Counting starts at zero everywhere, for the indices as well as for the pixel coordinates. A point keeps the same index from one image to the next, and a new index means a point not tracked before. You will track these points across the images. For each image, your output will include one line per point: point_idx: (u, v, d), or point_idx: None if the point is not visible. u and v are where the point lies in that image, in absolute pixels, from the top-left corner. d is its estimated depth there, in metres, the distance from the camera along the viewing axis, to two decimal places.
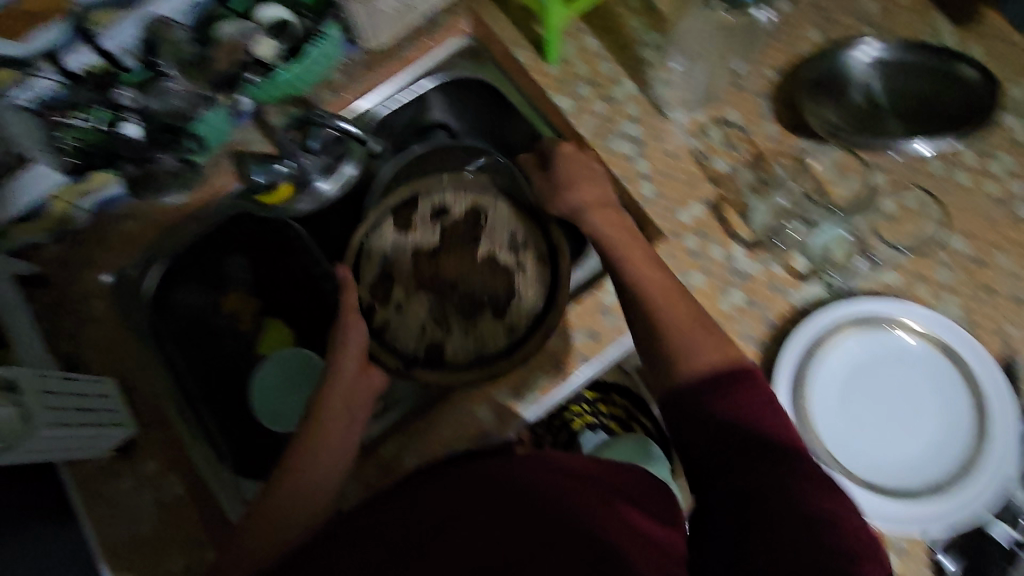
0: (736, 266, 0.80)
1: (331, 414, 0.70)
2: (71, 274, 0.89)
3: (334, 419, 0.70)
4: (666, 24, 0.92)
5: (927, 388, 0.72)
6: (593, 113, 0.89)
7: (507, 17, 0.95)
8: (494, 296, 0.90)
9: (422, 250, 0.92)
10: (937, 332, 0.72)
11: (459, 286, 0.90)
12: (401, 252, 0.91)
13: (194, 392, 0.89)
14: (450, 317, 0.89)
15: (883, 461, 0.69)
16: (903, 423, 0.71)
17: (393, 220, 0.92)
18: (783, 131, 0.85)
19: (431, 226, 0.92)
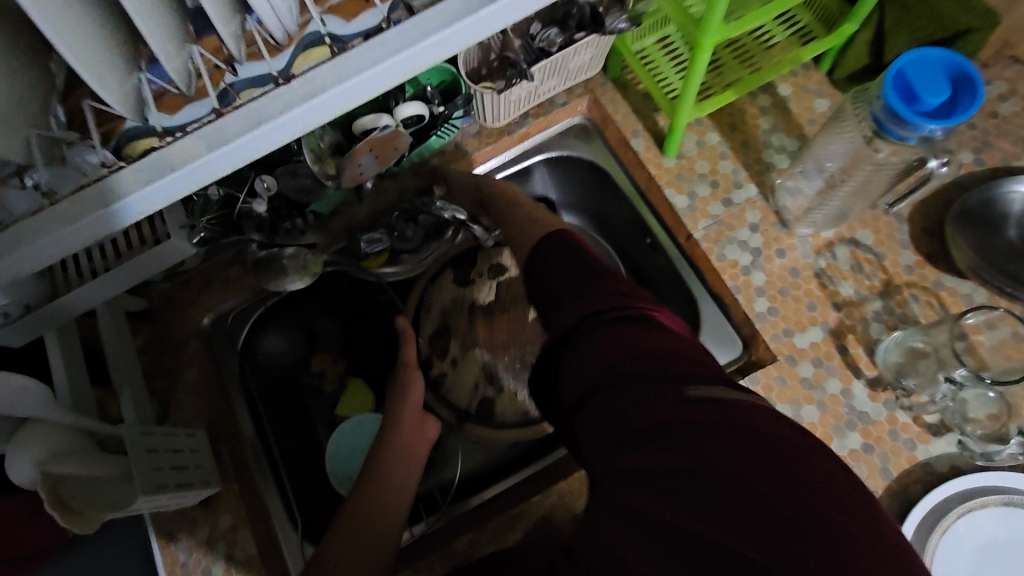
0: (855, 405, 0.74)
1: (390, 461, 0.72)
2: (174, 313, 0.89)
3: (392, 457, 0.73)
4: (798, 128, 0.87)
5: None
6: (711, 215, 0.85)
7: (629, 103, 0.92)
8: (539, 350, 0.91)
9: (475, 304, 0.93)
10: None
11: (508, 345, 0.91)
12: (461, 299, 0.93)
13: (269, 439, 0.89)
14: (500, 373, 0.90)
15: None
16: None
17: (452, 272, 0.94)
18: (920, 261, 0.78)
19: (488, 282, 0.93)
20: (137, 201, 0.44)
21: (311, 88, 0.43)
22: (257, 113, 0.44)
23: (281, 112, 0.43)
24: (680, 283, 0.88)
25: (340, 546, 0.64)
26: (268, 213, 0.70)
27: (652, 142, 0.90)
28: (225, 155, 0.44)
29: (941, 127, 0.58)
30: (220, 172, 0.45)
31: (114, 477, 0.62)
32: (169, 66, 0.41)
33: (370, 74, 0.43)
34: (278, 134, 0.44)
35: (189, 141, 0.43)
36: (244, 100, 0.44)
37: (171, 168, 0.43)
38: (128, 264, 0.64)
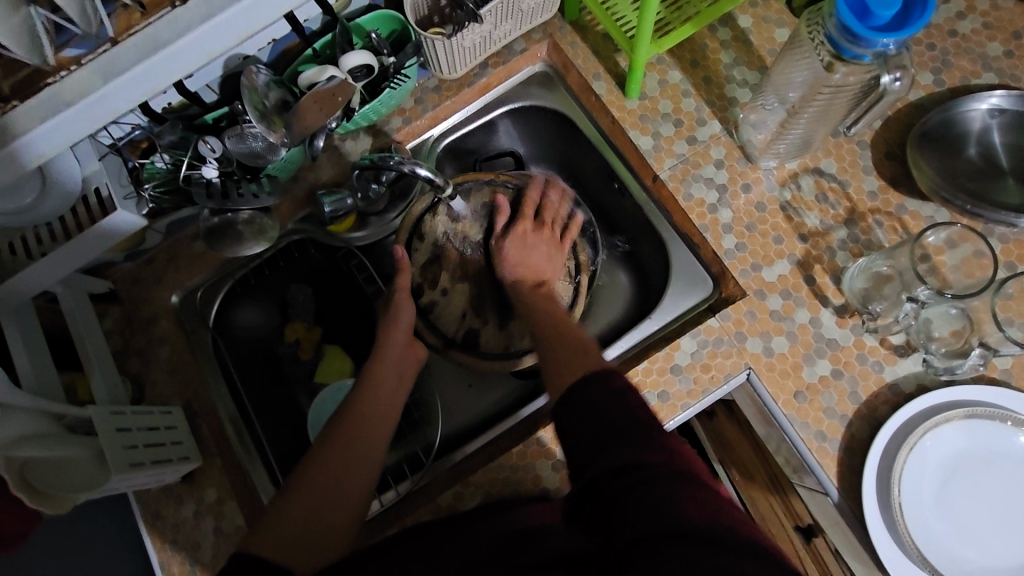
0: (824, 333, 0.75)
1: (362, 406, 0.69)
2: (139, 292, 0.87)
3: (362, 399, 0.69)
4: (759, 59, 0.86)
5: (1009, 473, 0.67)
6: (676, 154, 0.84)
7: (588, 45, 0.90)
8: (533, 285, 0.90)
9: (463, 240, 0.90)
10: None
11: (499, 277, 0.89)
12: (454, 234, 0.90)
13: (247, 407, 0.88)
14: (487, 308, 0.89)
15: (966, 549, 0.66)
16: (994, 517, 0.66)
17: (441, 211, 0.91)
18: (884, 186, 0.79)
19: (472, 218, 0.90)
20: (37, 139, 0.48)
21: (208, 9, 0.50)
22: (153, 39, 0.49)
23: (175, 39, 0.49)
24: (649, 228, 0.88)
25: (324, 474, 0.63)
26: (219, 179, 0.68)
27: (614, 84, 0.88)
28: (122, 89, 0.49)
29: (895, 41, 0.57)
30: (118, 108, 0.51)
31: (84, 457, 0.62)
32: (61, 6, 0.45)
33: None
34: (172, 64, 0.50)
35: (85, 74, 0.49)
36: (140, 27, 0.50)
37: (70, 103, 0.48)
38: (77, 240, 0.62)
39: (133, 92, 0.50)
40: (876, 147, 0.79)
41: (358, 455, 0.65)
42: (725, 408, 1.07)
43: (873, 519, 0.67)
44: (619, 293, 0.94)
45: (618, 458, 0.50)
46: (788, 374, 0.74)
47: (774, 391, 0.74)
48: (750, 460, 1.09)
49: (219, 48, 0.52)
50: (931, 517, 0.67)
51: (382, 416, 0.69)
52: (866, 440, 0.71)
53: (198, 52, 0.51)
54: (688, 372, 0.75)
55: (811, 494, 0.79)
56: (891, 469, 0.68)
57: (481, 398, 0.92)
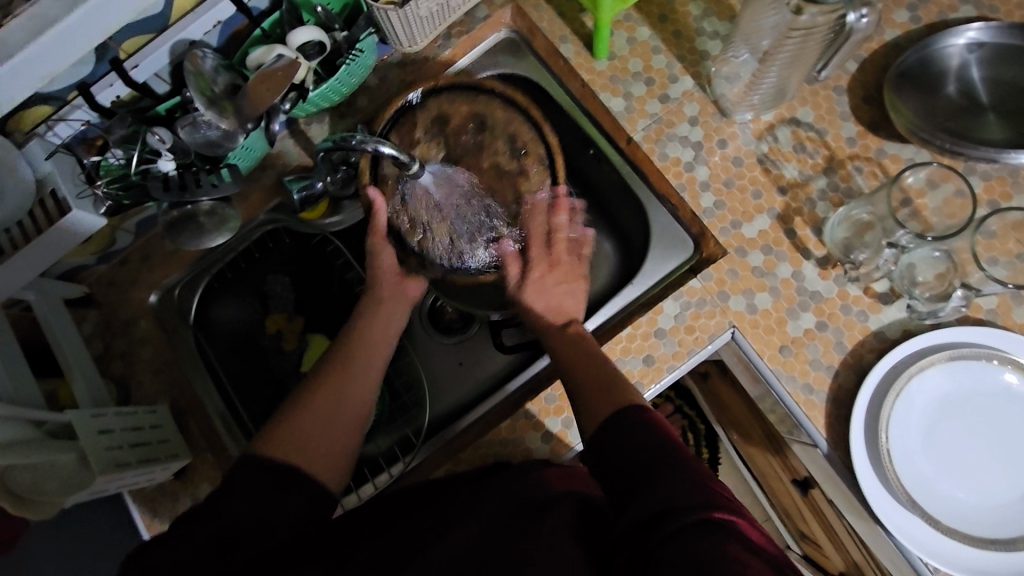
0: (807, 286, 0.74)
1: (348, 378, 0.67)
2: (115, 294, 0.85)
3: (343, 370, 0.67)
4: (729, 8, 0.83)
5: (995, 413, 0.67)
6: (649, 114, 0.81)
7: (552, 7, 0.87)
8: (503, 199, 0.80)
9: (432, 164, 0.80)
10: (1015, 353, 0.67)
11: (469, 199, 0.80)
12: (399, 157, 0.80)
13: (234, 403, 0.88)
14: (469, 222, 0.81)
15: (948, 492, 0.66)
16: (979, 458, 0.66)
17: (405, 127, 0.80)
18: (863, 131, 0.76)
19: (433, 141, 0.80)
20: None
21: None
22: (38, 17, 0.49)
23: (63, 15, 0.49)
24: (627, 192, 0.86)
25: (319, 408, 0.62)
26: (176, 172, 0.66)
27: (582, 46, 0.85)
28: (15, 74, 0.49)
29: None
30: (14, 97, 0.51)
31: (65, 460, 0.61)
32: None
33: None
34: (66, 43, 0.50)
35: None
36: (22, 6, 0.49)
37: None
38: (38, 244, 0.61)
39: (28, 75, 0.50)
40: (852, 91, 0.77)
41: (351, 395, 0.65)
42: (718, 369, 1.06)
43: (862, 466, 0.67)
44: (603, 261, 0.93)
45: (653, 502, 0.48)
46: (772, 329, 0.73)
47: (759, 347, 0.73)
48: (745, 419, 1.09)
49: (112, 26, 0.52)
50: (919, 456, 0.66)
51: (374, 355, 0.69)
52: (854, 389, 0.70)
53: (91, 28, 0.51)
54: (672, 335, 0.74)
55: (803, 448, 0.79)
56: (878, 409, 0.68)
57: (467, 374, 0.91)
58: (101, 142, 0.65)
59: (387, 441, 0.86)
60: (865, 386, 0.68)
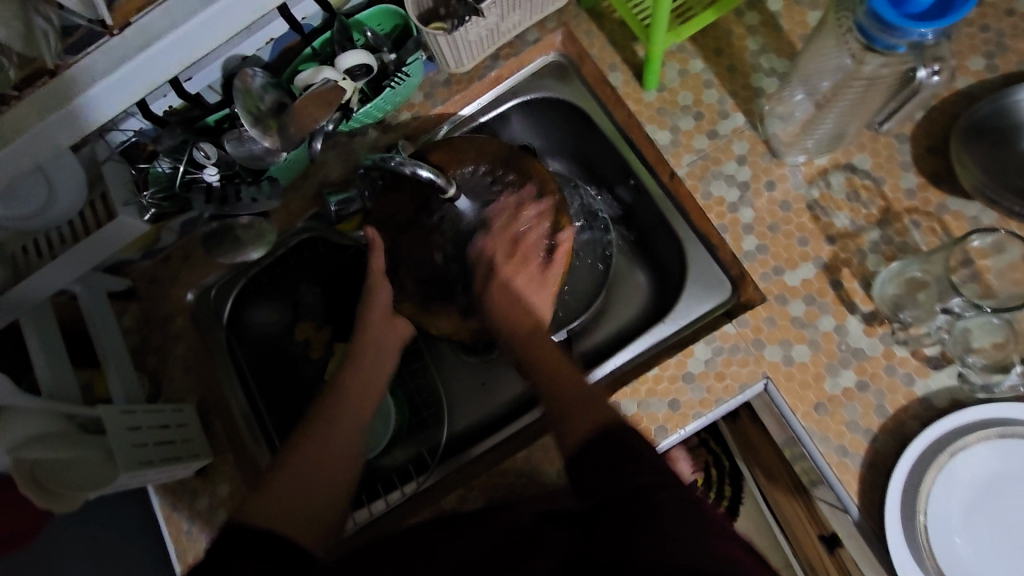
0: (849, 342, 0.70)
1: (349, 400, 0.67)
2: (157, 289, 0.88)
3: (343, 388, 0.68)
4: (789, 45, 0.80)
5: None
6: (695, 150, 0.79)
7: (605, 34, 0.85)
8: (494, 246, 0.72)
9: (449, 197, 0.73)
10: None
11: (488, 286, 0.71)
12: None
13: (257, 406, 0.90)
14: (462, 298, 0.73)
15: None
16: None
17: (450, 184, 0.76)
18: (923, 183, 0.72)
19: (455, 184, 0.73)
20: None
21: (145, 36, 0.52)
22: (90, 68, 0.52)
23: (116, 65, 0.52)
24: (665, 225, 0.84)
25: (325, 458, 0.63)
26: (219, 182, 0.67)
27: (632, 75, 0.83)
28: (63, 122, 0.52)
29: (933, 31, 0.50)
30: (58, 142, 0.53)
31: (93, 457, 0.63)
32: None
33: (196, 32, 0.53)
34: (122, 90, 0.53)
35: (21, 106, 0.51)
36: (78, 57, 0.53)
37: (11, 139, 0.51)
38: (86, 246, 0.63)
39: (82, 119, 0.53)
40: (915, 141, 0.73)
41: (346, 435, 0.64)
42: (746, 410, 1.02)
43: (895, 538, 0.62)
44: (635, 294, 0.90)
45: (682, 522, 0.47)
46: (808, 384, 0.70)
47: (793, 403, 0.70)
48: (770, 462, 1.05)
49: (160, 77, 0.54)
50: (958, 535, 0.62)
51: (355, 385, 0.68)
52: (892, 457, 0.67)
53: (136, 80, 0.53)
54: (701, 380, 0.72)
55: (830, 507, 0.75)
56: (918, 481, 0.64)
57: (487, 392, 0.91)
58: (151, 149, 0.66)
59: (405, 456, 0.87)
60: (907, 452, 0.64)
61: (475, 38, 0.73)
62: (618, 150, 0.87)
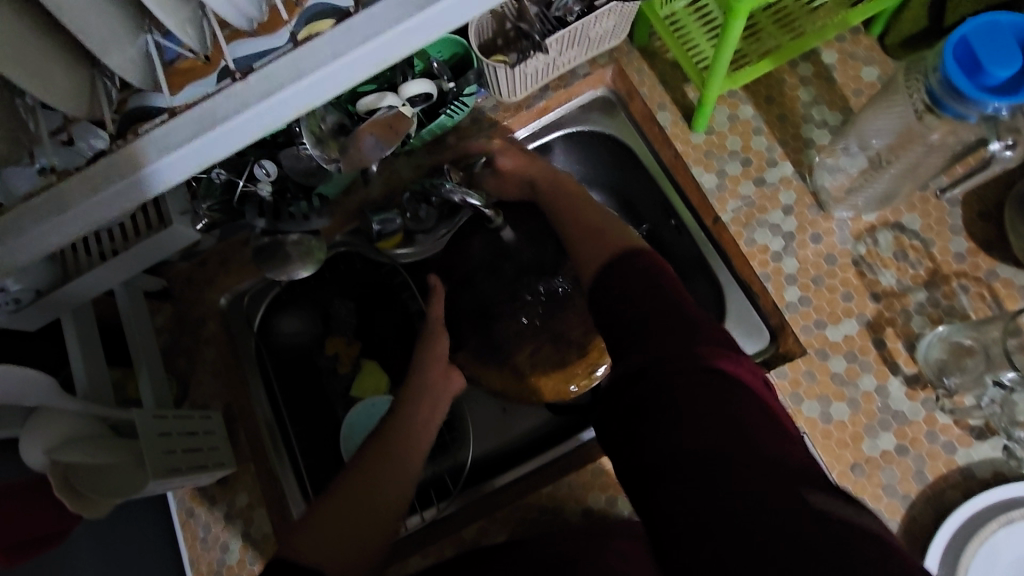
0: (890, 404, 0.69)
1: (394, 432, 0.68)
2: (190, 291, 0.88)
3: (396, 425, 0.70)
4: (842, 99, 0.80)
5: None
6: (741, 196, 0.79)
7: (657, 74, 0.86)
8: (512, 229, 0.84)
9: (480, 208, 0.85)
10: None
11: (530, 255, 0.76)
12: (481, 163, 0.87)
13: (280, 414, 0.89)
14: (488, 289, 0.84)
15: None
16: None
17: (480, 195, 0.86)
18: (974, 248, 0.72)
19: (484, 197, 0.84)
20: (29, 245, 0.41)
21: (273, 83, 0.40)
22: (209, 115, 0.41)
23: (236, 112, 0.41)
24: (702, 266, 0.84)
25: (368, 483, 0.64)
26: (271, 197, 0.70)
27: (681, 116, 0.83)
28: (111, 196, 0.41)
29: (1009, 104, 0.50)
30: (105, 217, 0.42)
31: (124, 462, 0.63)
32: (171, 23, 0.38)
33: (295, 89, 0.41)
34: (185, 161, 0.41)
35: (112, 161, 0.41)
36: (198, 101, 0.41)
37: (61, 210, 0.41)
38: (136, 250, 0.63)
39: (144, 190, 0.42)
40: (968, 205, 0.73)
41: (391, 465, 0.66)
42: None
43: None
44: None
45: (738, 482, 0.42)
46: (846, 444, 0.68)
47: (829, 462, 0.68)
48: None
49: (274, 125, 0.42)
50: None
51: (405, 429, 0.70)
52: (930, 526, 0.65)
53: (253, 127, 0.41)
54: None
55: None
56: (958, 557, 0.62)
57: (509, 422, 0.90)
58: None
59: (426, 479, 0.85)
60: (947, 526, 0.63)
61: (533, 71, 0.74)
62: (661, 190, 0.87)
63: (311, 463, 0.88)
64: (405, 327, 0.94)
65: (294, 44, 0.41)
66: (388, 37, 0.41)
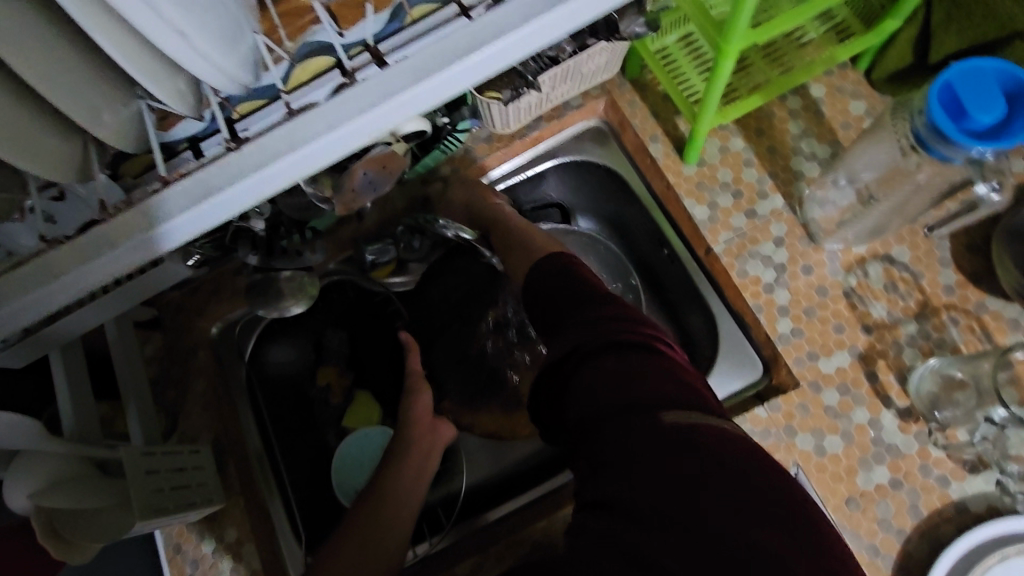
0: (884, 437, 0.69)
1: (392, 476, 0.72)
2: (181, 320, 0.87)
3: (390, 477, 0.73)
4: (830, 132, 0.81)
5: None
6: (733, 228, 0.79)
7: (649, 106, 0.86)
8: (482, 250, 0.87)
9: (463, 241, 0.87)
10: None
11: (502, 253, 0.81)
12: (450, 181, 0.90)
13: (270, 446, 0.88)
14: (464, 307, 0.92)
15: None
16: None
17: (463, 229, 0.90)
18: (963, 281, 0.72)
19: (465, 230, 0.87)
20: (28, 310, 0.43)
21: (268, 153, 0.43)
22: (205, 183, 0.43)
23: (234, 180, 0.42)
24: (694, 295, 0.84)
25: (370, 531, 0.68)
26: (265, 232, 0.70)
27: (673, 148, 0.84)
28: (110, 260, 0.43)
29: (994, 149, 0.52)
30: (104, 280, 0.44)
31: (110, 505, 0.61)
32: (164, 95, 0.40)
33: (292, 156, 0.42)
34: (188, 226, 0.43)
35: (111, 227, 0.42)
36: (192, 169, 0.43)
37: (51, 277, 0.42)
38: (129, 287, 0.63)
39: (145, 253, 0.43)
40: (956, 238, 0.73)
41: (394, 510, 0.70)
42: None
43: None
44: None
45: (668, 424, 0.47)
46: (840, 477, 0.68)
47: (825, 496, 0.68)
48: None
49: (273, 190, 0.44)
50: None
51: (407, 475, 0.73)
52: (926, 562, 0.65)
53: (251, 194, 0.43)
54: None
55: None
56: None
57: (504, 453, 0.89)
58: None
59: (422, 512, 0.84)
60: (943, 563, 0.63)
61: (526, 105, 0.75)
62: (653, 220, 0.88)
63: (302, 496, 0.88)
64: (397, 357, 0.93)
65: (289, 112, 0.43)
66: (384, 107, 0.42)
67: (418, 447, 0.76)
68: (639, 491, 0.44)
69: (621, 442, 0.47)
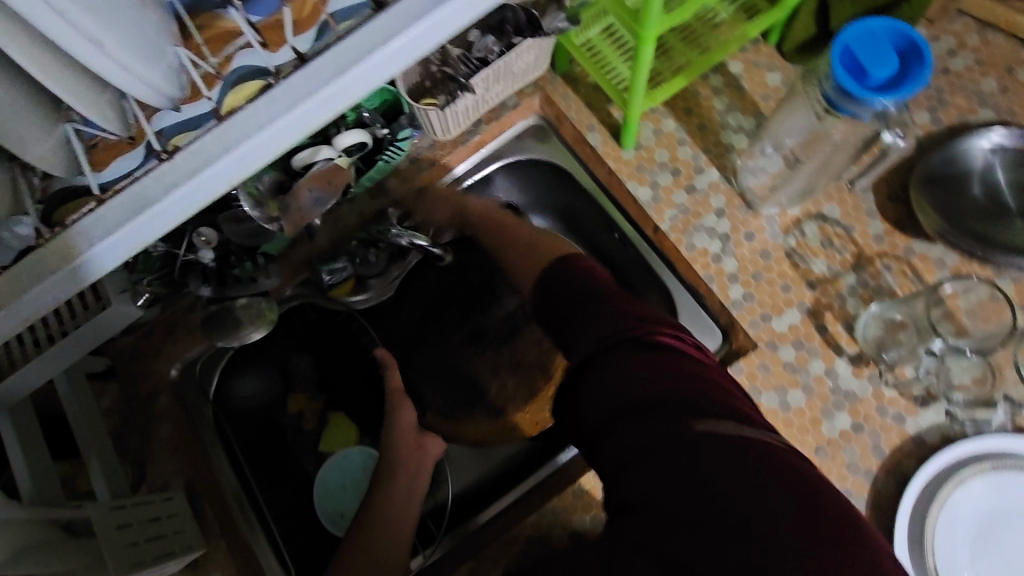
0: (841, 385, 0.73)
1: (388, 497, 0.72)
2: (138, 367, 0.85)
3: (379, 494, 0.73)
4: (753, 105, 0.85)
5: None
6: (675, 205, 0.83)
7: (581, 100, 0.90)
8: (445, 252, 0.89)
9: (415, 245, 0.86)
10: None
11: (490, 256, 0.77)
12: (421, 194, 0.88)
13: (247, 482, 0.86)
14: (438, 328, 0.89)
15: None
16: None
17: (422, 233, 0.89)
18: (890, 229, 0.77)
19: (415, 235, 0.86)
20: None
21: (197, 161, 0.43)
22: (139, 198, 0.43)
23: (165, 194, 0.43)
24: (649, 274, 0.87)
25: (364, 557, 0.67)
26: (214, 262, 0.69)
27: (610, 136, 0.87)
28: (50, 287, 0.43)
29: (894, 100, 0.56)
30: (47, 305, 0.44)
31: (81, 566, 0.59)
32: (91, 113, 0.39)
33: (224, 162, 0.43)
34: (125, 243, 0.43)
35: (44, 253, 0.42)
36: (126, 184, 0.43)
37: None
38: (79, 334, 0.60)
39: (84, 276, 0.44)
40: (881, 190, 0.78)
41: (383, 536, 0.69)
42: None
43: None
44: None
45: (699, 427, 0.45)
46: (807, 428, 0.71)
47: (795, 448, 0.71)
48: None
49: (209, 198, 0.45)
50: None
51: (400, 492, 0.74)
52: (895, 496, 0.68)
53: (186, 204, 0.44)
54: None
55: None
56: (924, 521, 0.65)
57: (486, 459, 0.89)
58: None
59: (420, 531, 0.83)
60: (910, 493, 0.66)
61: (466, 109, 0.77)
62: (602, 209, 0.90)
63: (286, 529, 0.86)
64: (366, 373, 0.92)
65: (215, 118, 0.43)
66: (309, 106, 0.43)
67: (404, 464, 0.76)
68: (650, 479, 0.44)
69: (640, 434, 0.47)
